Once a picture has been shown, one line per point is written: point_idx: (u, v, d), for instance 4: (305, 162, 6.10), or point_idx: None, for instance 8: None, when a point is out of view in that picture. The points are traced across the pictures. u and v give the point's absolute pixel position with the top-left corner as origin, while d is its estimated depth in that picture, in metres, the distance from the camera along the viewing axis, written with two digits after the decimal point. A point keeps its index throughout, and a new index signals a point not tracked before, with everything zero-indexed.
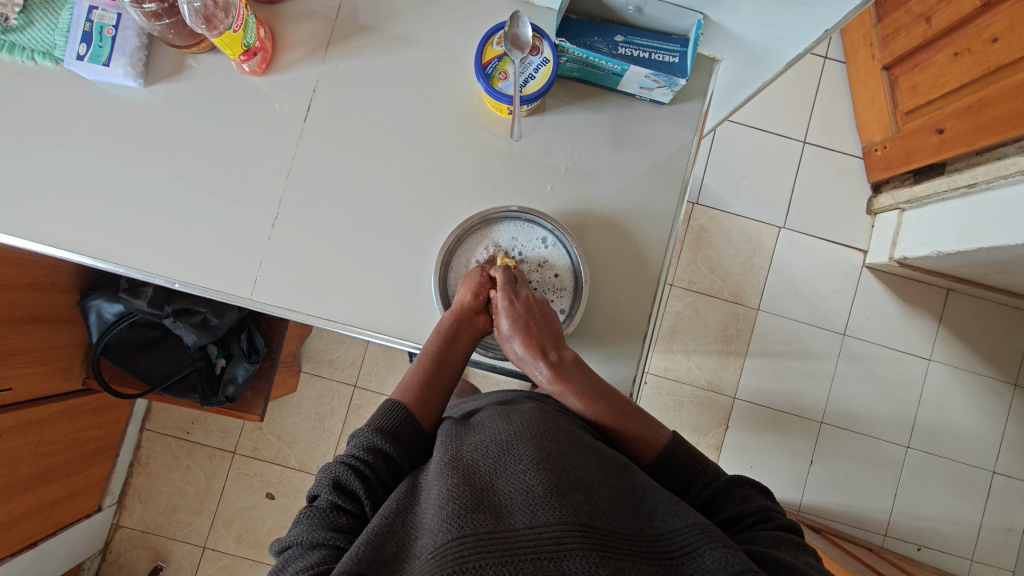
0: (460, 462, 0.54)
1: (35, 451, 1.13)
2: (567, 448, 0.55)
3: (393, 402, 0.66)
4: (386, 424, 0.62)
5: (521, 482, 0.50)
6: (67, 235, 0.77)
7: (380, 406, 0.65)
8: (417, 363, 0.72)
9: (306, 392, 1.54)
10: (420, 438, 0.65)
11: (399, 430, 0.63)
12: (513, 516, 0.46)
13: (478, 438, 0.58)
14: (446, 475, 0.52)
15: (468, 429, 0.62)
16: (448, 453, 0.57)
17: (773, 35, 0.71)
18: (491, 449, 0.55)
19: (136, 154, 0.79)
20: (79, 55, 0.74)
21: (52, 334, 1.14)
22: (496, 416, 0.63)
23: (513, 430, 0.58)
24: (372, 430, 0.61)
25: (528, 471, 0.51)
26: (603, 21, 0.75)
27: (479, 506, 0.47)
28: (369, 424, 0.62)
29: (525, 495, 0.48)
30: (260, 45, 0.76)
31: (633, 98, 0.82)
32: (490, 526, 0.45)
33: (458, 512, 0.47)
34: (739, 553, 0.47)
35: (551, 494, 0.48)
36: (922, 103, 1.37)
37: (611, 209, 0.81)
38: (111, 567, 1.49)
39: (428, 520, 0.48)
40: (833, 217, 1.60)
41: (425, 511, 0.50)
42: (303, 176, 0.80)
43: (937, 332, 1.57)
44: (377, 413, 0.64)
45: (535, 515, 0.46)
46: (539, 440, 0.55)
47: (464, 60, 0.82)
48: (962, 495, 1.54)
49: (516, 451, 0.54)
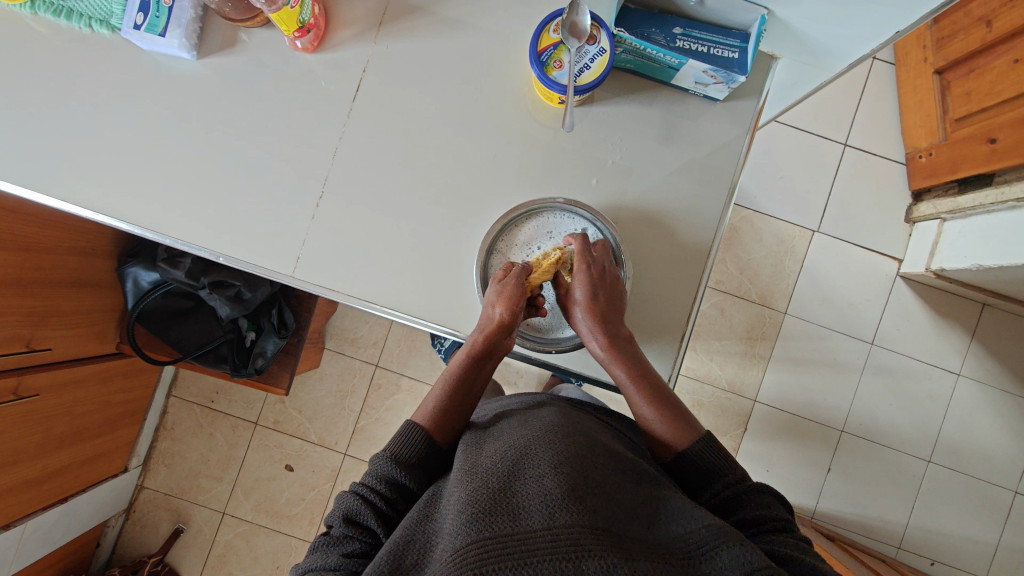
0: (477, 467, 0.54)
1: (70, 410, 1.17)
2: (585, 452, 0.55)
3: (410, 423, 0.65)
4: (401, 450, 0.62)
5: (538, 483, 0.49)
6: (115, 203, 0.78)
7: (397, 431, 0.64)
8: (440, 382, 0.71)
9: (328, 369, 1.56)
10: (436, 459, 0.64)
11: (415, 456, 0.62)
12: (530, 516, 0.46)
13: (497, 444, 0.59)
14: (464, 482, 0.53)
15: (485, 437, 0.62)
16: (467, 460, 0.57)
17: (838, 35, 0.68)
18: (510, 453, 0.55)
19: (184, 126, 0.79)
20: (136, 25, 0.74)
21: (90, 298, 1.16)
22: (514, 424, 0.63)
23: (532, 436, 0.58)
24: (386, 457, 0.61)
25: (545, 473, 0.50)
26: (662, 13, 0.73)
27: (496, 509, 0.47)
28: (384, 450, 0.62)
29: (542, 496, 0.48)
30: (314, 22, 0.75)
31: (685, 93, 0.80)
32: (508, 528, 0.45)
33: (475, 516, 0.47)
34: (755, 551, 0.47)
35: (568, 496, 0.47)
36: (975, 110, 1.32)
37: (655, 206, 0.80)
38: (134, 526, 1.53)
39: (448, 524, 0.49)
40: (870, 224, 1.56)
41: (443, 517, 0.51)
42: (349, 155, 0.80)
43: (969, 347, 1.53)
44: (393, 437, 0.64)
45: (552, 515, 0.46)
46: (557, 444, 0.55)
47: (517, 45, 0.80)
48: (981, 513, 1.51)
49: (534, 455, 0.54)
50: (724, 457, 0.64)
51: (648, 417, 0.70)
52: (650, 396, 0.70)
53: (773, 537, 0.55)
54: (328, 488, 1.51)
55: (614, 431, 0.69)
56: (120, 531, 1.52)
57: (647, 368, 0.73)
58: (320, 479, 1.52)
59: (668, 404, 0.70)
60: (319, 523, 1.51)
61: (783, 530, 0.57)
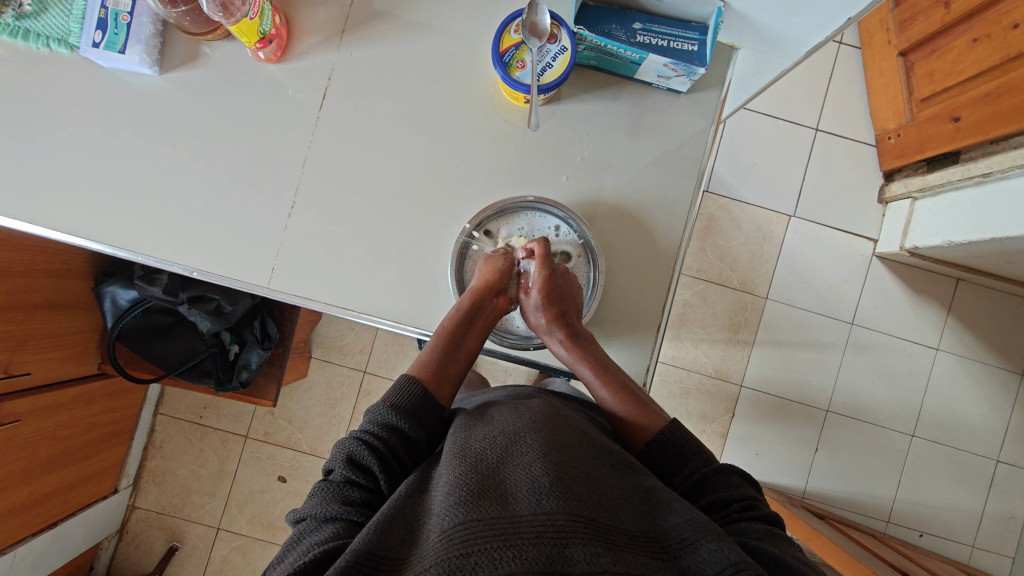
0: (467, 451, 0.55)
1: (54, 434, 1.16)
2: (574, 443, 0.56)
3: (408, 378, 0.66)
4: (399, 399, 0.63)
5: (525, 471, 0.50)
6: (85, 223, 0.78)
7: (394, 382, 0.66)
8: (433, 340, 0.72)
9: (316, 378, 1.56)
10: (433, 411, 0.65)
11: (413, 405, 0.63)
12: (517, 502, 0.47)
13: (487, 429, 0.59)
14: (455, 464, 0.53)
15: (478, 420, 0.63)
16: (456, 444, 0.57)
17: (793, 24, 0.70)
18: (499, 440, 0.56)
19: (151, 142, 0.79)
20: (94, 42, 0.73)
21: (67, 319, 1.15)
22: (505, 411, 0.64)
23: (522, 425, 0.58)
24: (385, 406, 0.62)
25: (534, 462, 0.51)
26: (621, 9, 0.75)
27: (485, 493, 0.48)
28: (382, 400, 0.63)
29: (530, 485, 0.48)
30: (275, 33, 0.75)
31: (650, 87, 0.81)
32: (495, 512, 0.46)
33: (464, 499, 0.47)
34: (733, 547, 0.48)
35: (556, 485, 0.48)
36: (938, 90, 1.35)
37: (625, 199, 0.81)
38: (128, 547, 1.52)
39: (436, 505, 0.49)
40: (843, 206, 1.59)
41: (432, 497, 0.51)
42: (319, 164, 0.80)
43: (946, 321, 1.57)
44: (389, 390, 0.65)
45: (540, 502, 0.46)
46: (546, 435, 0.56)
47: (480, 46, 0.81)
48: (965, 483, 1.55)
49: (523, 444, 0.54)
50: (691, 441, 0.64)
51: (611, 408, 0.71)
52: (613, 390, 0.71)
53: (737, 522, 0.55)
54: None
55: (598, 421, 0.70)
56: (114, 553, 1.51)
57: (615, 368, 0.75)
58: None
59: (631, 398, 0.71)
60: None
61: (748, 508, 0.56)
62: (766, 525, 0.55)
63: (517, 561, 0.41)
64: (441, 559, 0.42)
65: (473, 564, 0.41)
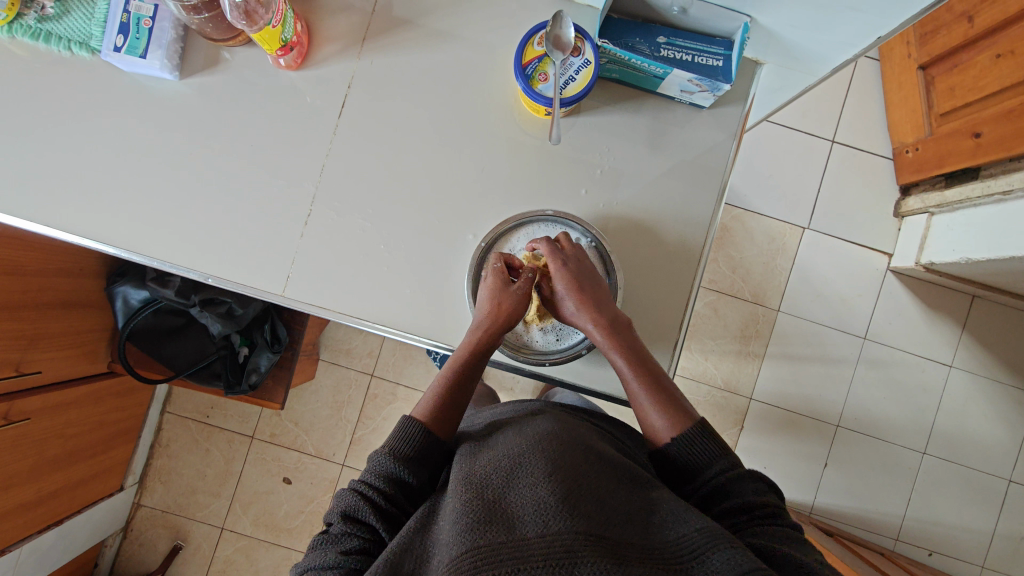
0: (472, 475, 0.54)
1: (62, 432, 1.16)
2: (579, 460, 0.54)
3: (409, 418, 0.63)
4: (401, 446, 0.61)
5: (531, 490, 0.49)
6: (100, 226, 0.78)
7: (395, 426, 0.63)
8: (443, 373, 0.70)
9: (324, 380, 1.55)
10: (437, 449, 0.62)
11: (415, 450, 0.60)
12: (524, 526, 0.46)
13: (493, 452, 0.58)
14: (460, 490, 0.52)
15: (483, 446, 0.61)
16: (462, 469, 0.56)
17: (822, 41, 0.69)
18: (504, 461, 0.55)
19: (167, 146, 0.79)
20: (116, 47, 0.73)
21: (79, 318, 1.15)
22: (511, 432, 0.62)
23: (527, 443, 0.57)
24: (386, 453, 0.60)
25: (540, 480, 0.50)
26: (645, 22, 0.74)
27: (491, 519, 0.47)
28: (383, 447, 0.61)
29: (536, 504, 0.47)
30: (297, 40, 0.75)
31: (671, 101, 0.80)
32: (503, 537, 0.45)
33: (470, 526, 0.46)
34: (747, 553, 0.45)
35: (562, 503, 0.47)
36: (959, 105, 1.33)
37: (645, 214, 0.80)
38: (132, 545, 1.52)
39: (443, 534, 0.48)
40: (858, 219, 1.57)
41: (440, 526, 0.50)
42: (337, 172, 0.80)
43: (960, 338, 1.55)
44: (391, 433, 0.63)
45: (546, 524, 0.45)
46: (551, 451, 0.55)
47: (501, 56, 0.80)
48: (976, 502, 1.53)
49: (528, 462, 0.53)
50: (707, 448, 0.62)
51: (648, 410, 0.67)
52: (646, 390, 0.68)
53: (756, 532, 0.54)
54: (328, 500, 1.51)
55: (609, 438, 0.68)
56: (118, 550, 1.51)
57: (645, 355, 0.72)
58: (318, 491, 1.51)
59: (663, 393, 0.68)
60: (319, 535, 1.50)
61: (771, 517, 0.56)
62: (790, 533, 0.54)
63: None
64: None
65: None
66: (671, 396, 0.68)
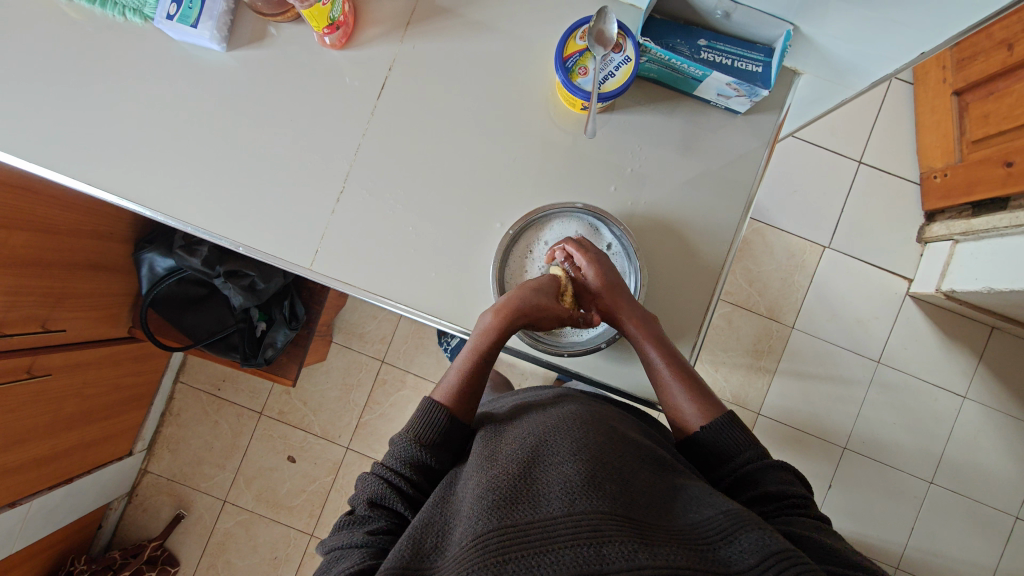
0: (496, 455, 0.55)
1: (80, 392, 1.18)
2: (604, 441, 0.55)
3: (432, 403, 0.63)
4: (422, 429, 0.62)
5: (558, 472, 0.50)
6: (139, 188, 0.79)
7: (417, 408, 0.63)
8: (461, 359, 0.69)
9: (335, 362, 1.57)
10: (459, 433, 0.63)
11: (437, 435, 0.61)
12: (551, 504, 0.46)
13: (516, 432, 0.59)
14: (485, 468, 0.53)
15: (507, 425, 0.62)
16: (486, 448, 0.57)
17: (863, 54, 0.68)
18: (529, 441, 0.56)
19: (209, 115, 0.80)
20: (169, 15, 0.75)
21: (106, 280, 1.17)
22: (534, 412, 0.64)
23: (551, 425, 0.58)
24: (409, 439, 0.61)
25: (565, 463, 0.51)
26: (687, 24, 0.75)
27: (516, 497, 0.48)
28: (405, 431, 0.62)
29: (562, 485, 0.48)
30: (343, 20, 0.76)
31: (707, 105, 0.81)
32: (529, 516, 0.46)
33: (495, 503, 0.47)
34: (775, 535, 0.46)
35: (588, 484, 0.48)
36: (992, 133, 1.31)
37: (671, 215, 0.81)
38: (135, 509, 1.54)
39: (466, 510, 0.49)
40: (881, 241, 1.56)
41: (462, 503, 0.51)
42: (372, 152, 0.81)
43: (976, 369, 1.53)
44: (411, 418, 0.63)
45: (573, 503, 0.46)
46: (576, 433, 0.55)
47: (541, 49, 0.81)
48: (981, 537, 1.51)
49: (553, 445, 0.54)
50: (735, 439, 0.63)
51: (680, 406, 0.69)
52: (678, 382, 0.70)
53: (787, 522, 0.54)
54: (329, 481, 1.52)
55: (634, 423, 0.69)
56: (122, 514, 1.54)
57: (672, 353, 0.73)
58: (322, 472, 1.53)
59: (705, 399, 0.68)
60: (319, 516, 1.51)
61: (800, 508, 0.56)
62: (817, 522, 0.55)
63: (554, 566, 0.42)
64: (475, 566, 0.43)
65: (509, 569, 0.42)
66: (700, 389, 0.70)
